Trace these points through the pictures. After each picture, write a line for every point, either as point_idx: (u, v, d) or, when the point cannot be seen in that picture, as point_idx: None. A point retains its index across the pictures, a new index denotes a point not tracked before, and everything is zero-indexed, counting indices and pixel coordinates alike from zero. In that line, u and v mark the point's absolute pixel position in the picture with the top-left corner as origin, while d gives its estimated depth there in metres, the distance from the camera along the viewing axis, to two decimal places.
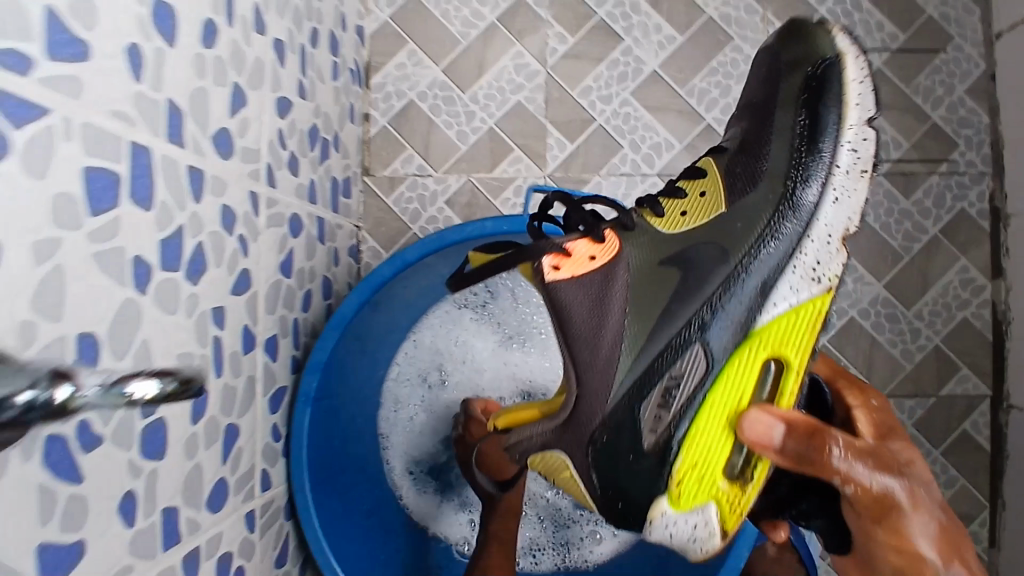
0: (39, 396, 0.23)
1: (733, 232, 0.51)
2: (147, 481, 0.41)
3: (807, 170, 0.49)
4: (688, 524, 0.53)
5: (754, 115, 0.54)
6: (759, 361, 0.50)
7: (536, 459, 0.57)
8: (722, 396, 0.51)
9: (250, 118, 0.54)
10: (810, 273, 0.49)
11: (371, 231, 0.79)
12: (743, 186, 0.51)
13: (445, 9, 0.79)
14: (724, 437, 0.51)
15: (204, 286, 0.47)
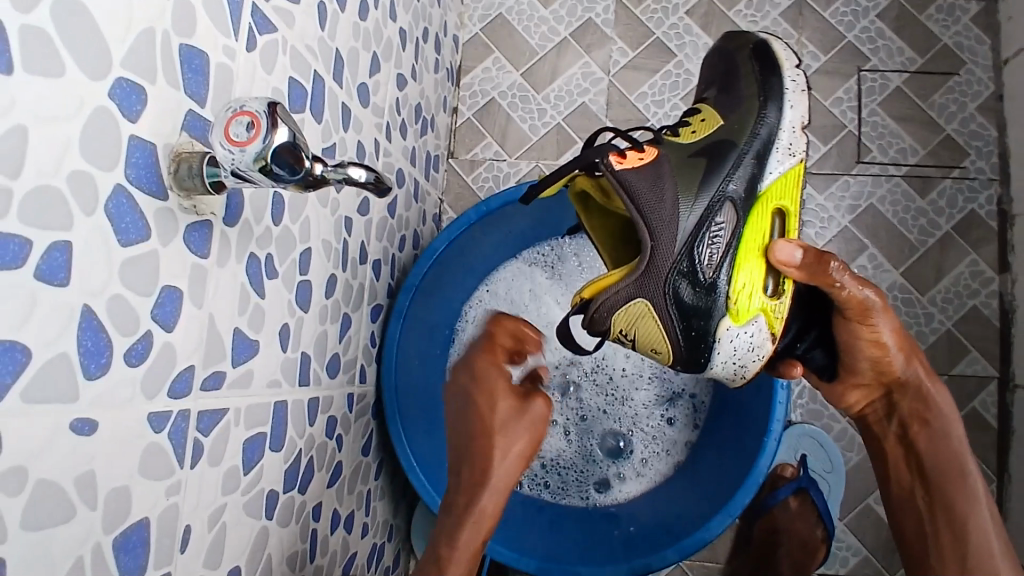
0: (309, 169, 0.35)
1: (734, 129, 0.64)
2: (297, 324, 0.54)
3: (769, 91, 0.65)
4: (750, 339, 0.64)
5: (723, 78, 0.70)
6: (771, 209, 0.64)
7: (620, 319, 0.63)
8: (752, 233, 0.63)
9: (381, 82, 0.69)
10: (787, 150, 0.64)
11: (452, 204, 0.93)
12: (729, 108, 0.66)
13: (527, 25, 0.95)
14: (759, 265, 0.63)
15: (344, 195, 0.61)
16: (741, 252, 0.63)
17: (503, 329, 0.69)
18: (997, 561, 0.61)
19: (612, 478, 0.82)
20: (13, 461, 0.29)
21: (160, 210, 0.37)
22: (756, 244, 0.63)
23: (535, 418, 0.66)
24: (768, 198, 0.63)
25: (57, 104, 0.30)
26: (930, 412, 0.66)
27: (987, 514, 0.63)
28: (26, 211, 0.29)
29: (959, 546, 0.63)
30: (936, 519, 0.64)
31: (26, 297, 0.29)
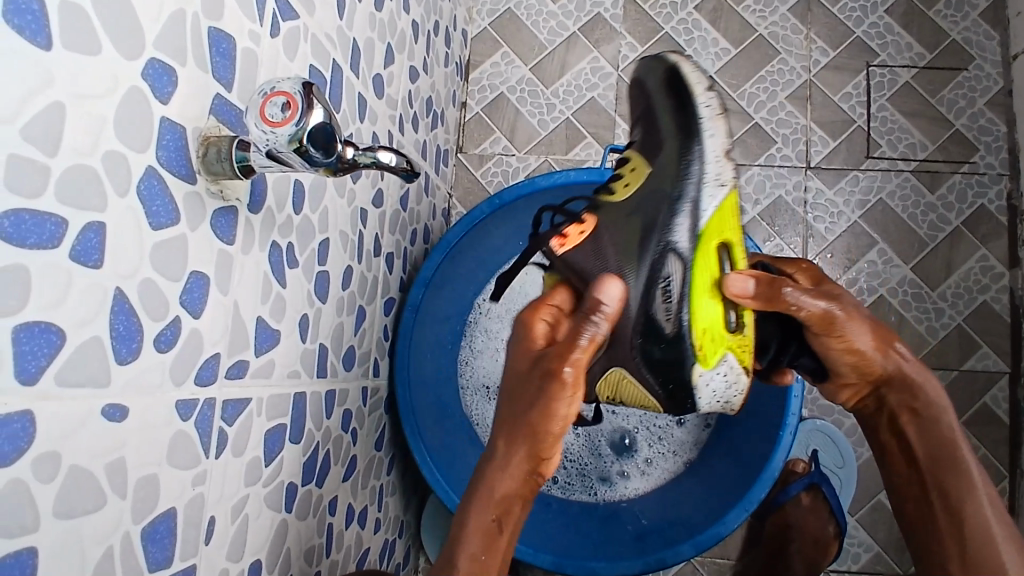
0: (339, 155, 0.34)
1: (660, 177, 0.54)
2: (316, 314, 0.54)
3: (688, 121, 0.54)
4: (727, 384, 0.58)
5: (645, 108, 0.58)
6: (714, 247, 0.54)
7: (602, 386, 0.60)
8: (702, 272, 0.53)
9: (394, 73, 0.69)
10: (716, 180, 0.53)
11: (460, 199, 0.93)
12: (650, 153, 0.55)
13: (536, 20, 0.95)
14: (715, 304, 0.55)
15: (360, 186, 0.61)
16: (697, 295, 0.54)
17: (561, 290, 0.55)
18: (1001, 550, 0.56)
19: (617, 475, 0.82)
20: (47, 445, 0.29)
21: (189, 195, 0.36)
22: (710, 282, 0.54)
23: (551, 408, 0.49)
24: (712, 238, 0.53)
25: (93, 82, 0.30)
26: (918, 402, 0.61)
27: (985, 499, 0.58)
28: (61, 190, 0.29)
29: (958, 532, 0.57)
30: (934, 507, 0.59)
31: (62, 277, 0.29)
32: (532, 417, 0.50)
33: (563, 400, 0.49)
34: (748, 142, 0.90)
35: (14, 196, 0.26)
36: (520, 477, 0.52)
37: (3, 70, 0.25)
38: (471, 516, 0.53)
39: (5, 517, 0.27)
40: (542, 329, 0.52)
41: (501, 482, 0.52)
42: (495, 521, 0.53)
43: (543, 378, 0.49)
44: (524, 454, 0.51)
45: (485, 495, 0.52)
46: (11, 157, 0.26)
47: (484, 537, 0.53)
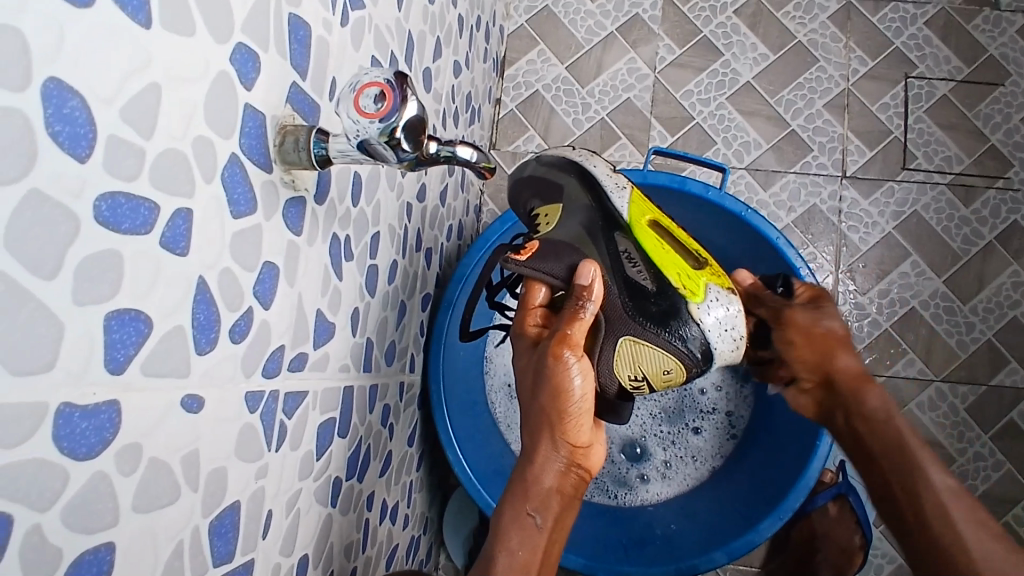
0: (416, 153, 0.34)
1: (575, 200, 0.63)
2: (365, 308, 0.53)
3: (572, 163, 0.66)
4: (728, 311, 0.60)
5: (526, 175, 0.68)
6: (645, 221, 0.64)
7: (619, 365, 0.58)
8: (648, 241, 0.62)
9: (441, 68, 0.68)
10: (616, 188, 0.65)
11: (492, 196, 0.92)
12: (555, 193, 0.65)
13: (573, 18, 0.95)
14: (674, 257, 0.62)
15: (409, 179, 0.60)
16: (650, 250, 0.61)
17: (538, 287, 0.55)
18: (955, 527, 0.50)
19: (636, 480, 0.81)
20: (130, 437, 0.27)
21: (265, 184, 0.36)
22: (658, 243, 0.63)
23: (554, 385, 0.48)
24: (637, 214, 0.64)
25: (188, 65, 0.29)
26: (865, 404, 0.59)
27: (938, 476, 0.53)
28: (155, 174, 0.27)
29: (915, 511, 0.52)
30: (895, 493, 0.54)
31: (151, 265, 0.28)
32: (542, 400, 0.49)
33: (570, 373, 0.48)
34: (784, 149, 0.90)
35: (112, 179, 0.25)
36: (554, 470, 0.50)
37: (107, 47, 0.24)
38: (506, 512, 0.50)
39: (89, 511, 0.26)
40: (535, 325, 0.55)
41: (532, 477, 0.50)
42: (536, 519, 0.50)
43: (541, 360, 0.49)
44: (550, 442, 0.50)
45: (523, 490, 0.50)
46: (109, 138, 0.25)
47: (524, 533, 0.49)
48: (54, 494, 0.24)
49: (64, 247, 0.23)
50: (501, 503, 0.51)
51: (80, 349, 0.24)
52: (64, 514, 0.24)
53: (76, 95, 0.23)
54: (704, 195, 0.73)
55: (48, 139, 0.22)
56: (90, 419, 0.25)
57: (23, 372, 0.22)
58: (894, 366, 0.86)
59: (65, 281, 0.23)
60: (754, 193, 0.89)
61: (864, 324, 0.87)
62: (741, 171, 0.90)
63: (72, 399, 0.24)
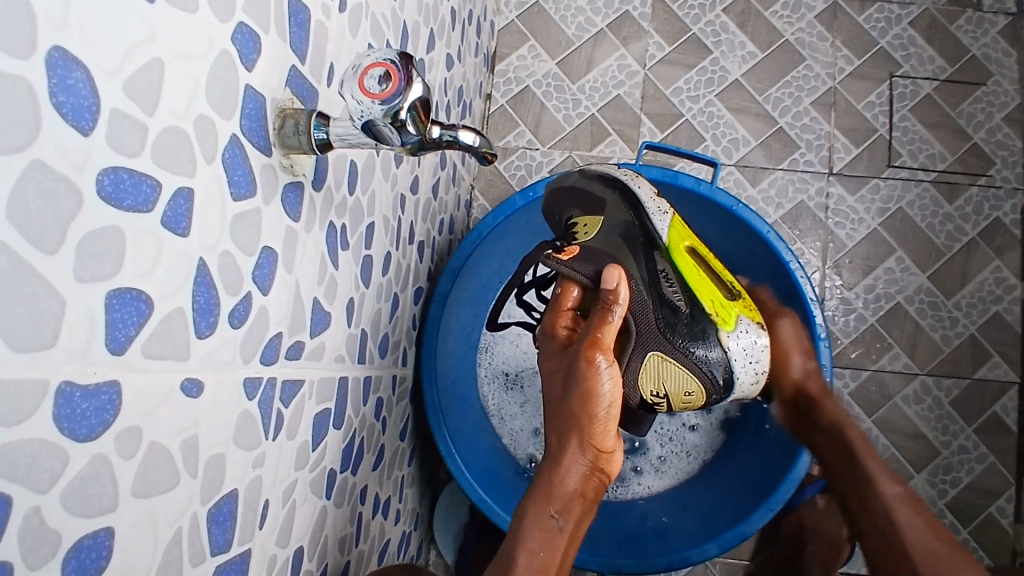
0: (421, 136, 0.34)
1: (615, 213, 0.64)
2: (360, 299, 0.53)
3: (615, 178, 0.67)
4: (755, 344, 0.63)
5: (563, 184, 0.68)
6: (683, 245, 0.66)
7: (643, 377, 0.62)
8: (686, 266, 0.64)
9: (434, 60, 0.68)
10: (658, 208, 0.65)
11: (483, 191, 0.92)
12: (596, 204, 0.65)
13: (564, 15, 0.95)
14: (708, 284, 0.64)
15: (403, 170, 0.60)
16: (688, 276, 0.63)
17: (572, 288, 0.56)
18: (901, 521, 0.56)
19: (630, 473, 0.80)
20: (129, 419, 0.27)
21: (264, 168, 0.35)
22: (695, 268, 0.65)
23: (584, 390, 0.49)
24: (676, 238, 0.65)
25: (190, 42, 0.28)
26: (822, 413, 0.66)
27: (893, 493, 0.58)
28: (157, 150, 0.27)
29: (865, 511, 0.59)
30: (854, 499, 0.60)
31: (154, 244, 0.27)
32: (570, 404, 0.50)
33: (602, 377, 0.49)
34: (772, 146, 0.91)
35: (115, 154, 0.25)
36: (578, 474, 0.50)
37: (112, 17, 0.23)
38: (529, 511, 0.50)
39: (88, 495, 0.25)
40: (565, 327, 0.55)
41: (557, 479, 0.50)
42: (558, 520, 0.50)
43: (573, 363, 0.50)
44: (577, 445, 0.50)
45: (546, 493, 0.50)
46: (112, 112, 0.24)
47: (545, 533, 0.50)
48: (54, 476, 0.23)
49: (67, 222, 0.23)
50: (522, 503, 0.52)
51: (82, 327, 0.24)
52: (65, 496, 0.24)
53: (81, 66, 0.22)
54: (696, 189, 0.74)
55: (53, 110, 0.22)
56: (91, 399, 0.24)
57: (25, 348, 0.21)
58: (880, 360, 0.87)
59: (68, 256, 0.23)
60: (742, 190, 0.90)
61: (850, 319, 0.88)
62: (730, 167, 0.91)
63: (73, 377, 0.24)
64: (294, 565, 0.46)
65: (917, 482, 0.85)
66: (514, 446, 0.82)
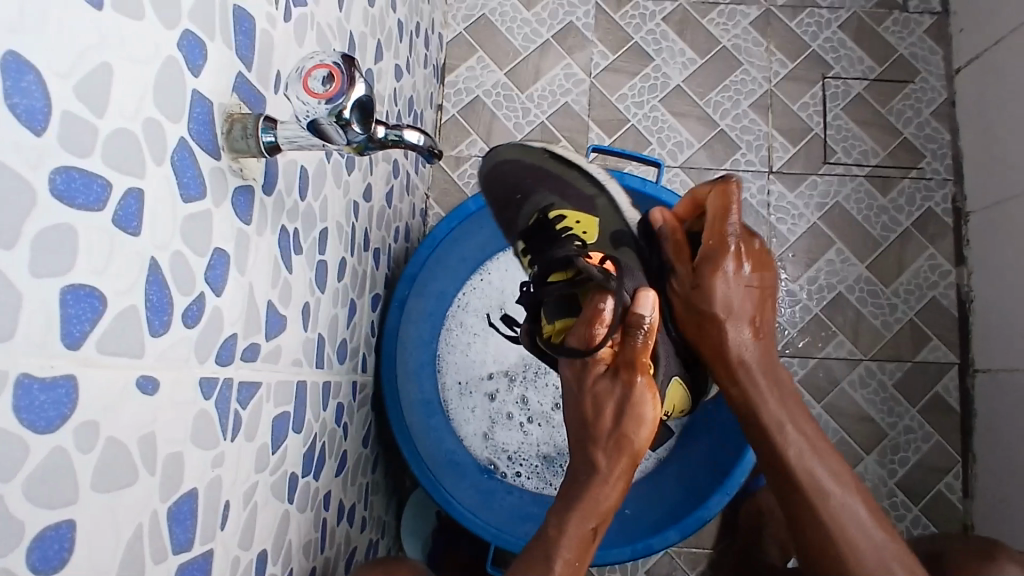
0: (363, 136, 0.35)
1: (610, 221, 0.69)
2: (316, 303, 0.53)
3: (600, 186, 0.71)
4: None
5: (548, 180, 0.72)
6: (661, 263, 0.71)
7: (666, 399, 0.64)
8: None
9: (383, 71, 0.69)
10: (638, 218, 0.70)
11: (438, 200, 0.94)
12: (585, 205, 0.70)
13: (510, 27, 0.97)
14: None
15: (355, 176, 0.61)
16: None
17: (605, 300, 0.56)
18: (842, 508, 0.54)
19: None
20: (87, 413, 0.27)
21: (213, 170, 0.36)
22: None
23: (636, 414, 0.53)
24: None
25: (138, 47, 0.29)
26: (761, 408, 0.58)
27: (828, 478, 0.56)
28: (107, 151, 0.28)
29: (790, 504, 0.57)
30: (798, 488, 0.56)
31: (106, 242, 0.28)
32: (623, 426, 0.54)
33: (647, 399, 0.54)
34: (715, 147, 0.95)
35: (67, 154, 0.25)
36: (619, 487, 0.55)
37: (61, 21, 0.24)
38: (573, 524, 0.53)
39: (47, 486, 0.25)
40: (609, 346, 0.56)
41: (601, 494, 0.54)
42: (595, 530, 0.54)
43: (626, 388, 0.54)
44: (621, 464, 0.54)
45: (590, 507, 0.54)
46: (64, 113, 0.25)
47: (582, 541, 0.53)
48: (15, 465, 0.24)
49: (21, 219, 0.23)
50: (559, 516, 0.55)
51: (38, 321, 0.24)
52: (25, 486, 0.24)
53: (33, 69, 0.23)
54: (641, 189, 0.77)
55: (7, 110, 0.22)
56: (49, 392, 0.25)
57: None
58: (825, 348, 0.91)
59: (23, 252, 0.24)
60: (688, 190, 0.94)
61: (796, 309, 0.92)
62: (676, 169, 0.94)
63: (31, 370, 0.24)
64: (258, 568, 0.46)
65: (868, 464, 0.89)
66: (474, 450, 0.84)
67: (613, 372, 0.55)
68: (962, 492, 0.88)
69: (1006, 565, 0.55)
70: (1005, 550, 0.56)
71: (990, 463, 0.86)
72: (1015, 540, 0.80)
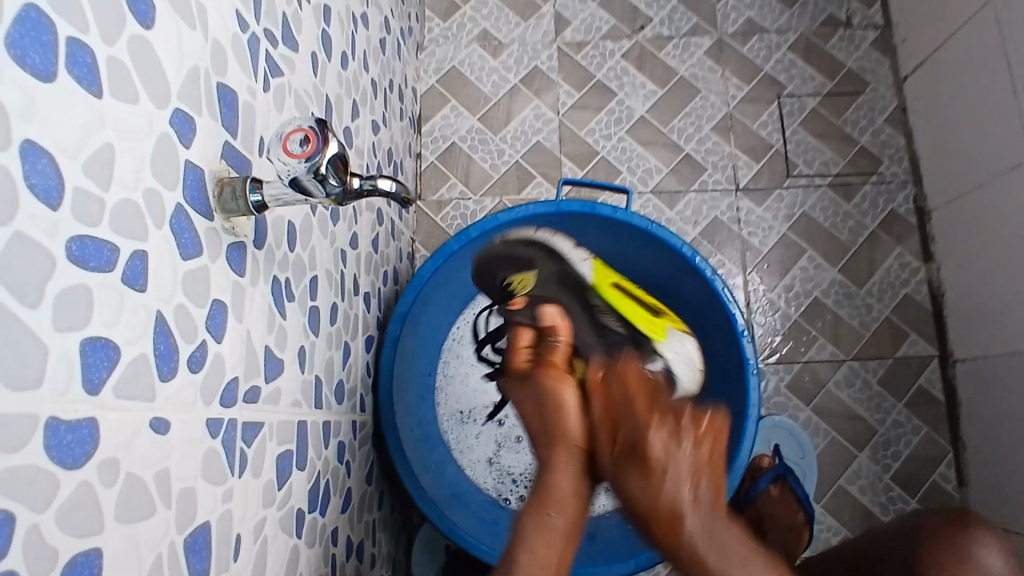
0: (339, 189, 0.40)
1: (552, 271, 0.78)
2: (311, 346, 0.57)
3: (545, 244, 0.79)
4: (683, 347, 0.80)
5: (499, 257, 0.78)
6: (608, 286, 0.82)
7: None
8: (624, 305, 0.81)
9: (360, 127, 0.74)
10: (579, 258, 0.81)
11: (424, 243, 0.98)
12: (529, 265, 0.78)
13: (480, 75, 1.03)
14: (642, 315, 0.81)
15: (340, 226, 0.65)
16: (630, 312, 0.80)
17: (523, 331, 0.71)
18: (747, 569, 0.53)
19: None
20: (107, 451, 0.31)
21: (208, 230, 0.40)
22: (621, 298, 0.81)
23: (556, 403, 0.61)
24: (603, 279, 0.82)
25: (136, 128, 0.33)
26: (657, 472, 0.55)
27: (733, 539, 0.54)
28: (114, 220, 0.32)
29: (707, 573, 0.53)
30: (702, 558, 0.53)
31: (117, 298, 0.32)
32: (552, 419, 0.60)
33: (563, 391, 0.62)
34: (682, 170, 1.00)
35: (79, 225, 0.29)
36: (572, 478, 0.57)
37: (66, 113, 0.29)
38: (528, 515, 0.55)
39: (76, 517, 0.29)
40: (524, 360, 0.68)
41: (558, 480, 0.57)
42: (555, 519, 0.55)
43: (551, 381, 0.63)
44: (563, 454, 0.58)
45: (547, 494, 0.56)
46: (75, 189, 0.29)
47: (543, 528, 0.54)
48: (48, 497, 0.27)
49: (44, 281, 0.27)
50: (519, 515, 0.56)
51: (63, 369, 0.28)
52: (57, 517, 0.28)
53: (46, 154, 0.27)
54: (613, 216, 0.81)
55: (28, 191, 0.26)
56: (74, 432, 0.29)
57: (17, 386, 0.26)
58: (808, 352, 0.94)
59: (46, 309, 0.27)
60: (662, 213, 0.98)
61: (776, 317, 0.96)
62: (648, 195, 0.99)
63: (57, 413, 0.28)
64: None
65: (862, 461, 0.91)
66: (476, 478, 0.85)
67: (529, 380, 0.64)
68: (957, 482, 0.90)
69: (979, 531, 0.57)
70: (976, 517, 0.59)
71: (979, 449, 0.88)
72: (1012, 523, 0.82)
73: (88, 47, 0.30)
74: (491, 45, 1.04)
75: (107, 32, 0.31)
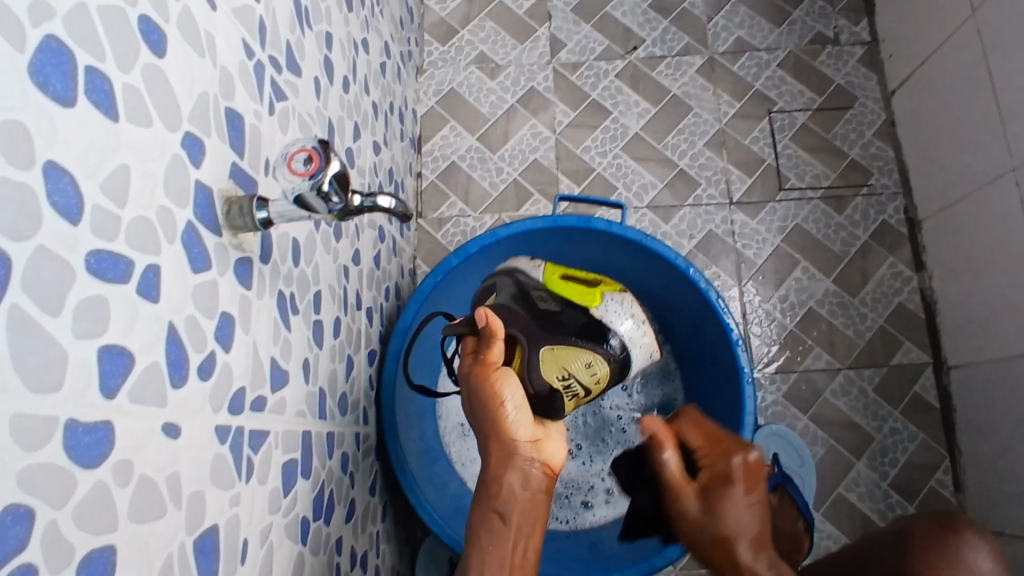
0: (342, 206, 0.42)
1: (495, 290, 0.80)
2: (315, 359, 0.59)
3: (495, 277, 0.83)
4: (621, 305, 0.80)
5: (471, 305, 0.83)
6: (549, 275, 0.82)
7: (548, 361, 0.70)
8: (566, 288, 0.80)
9: (361, 147, 0.77)
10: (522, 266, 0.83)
11: (425, 259, 1.00)
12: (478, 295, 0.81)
13: (478, 96, 1.06)
14: (581, 289, 0.80)
15: (343, 243, 0.67)
16: (568, 291, 0.79)
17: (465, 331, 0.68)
18: None
19: (582, 507, 0.88)
20: (122, 453, 0.33)
21: (217, 245, 0.42)
22: (562, 282, 0.81)
23: (486, 399, 0.61)
24: (551, 273, 0.82)
25: (150, 150, 0.36)
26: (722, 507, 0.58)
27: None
28: (129, 235, 0.34)
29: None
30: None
31: (131, 308, 0.34)
32: (487, 418, 0.61)
33: (491, 385, 0.62)
34: (677, 185, 1.02)
35: (97, 240, 0.31)
36: (513, 472, 0.58)
37: (85, 136, 0.31)
38: (477, 518, 0.57)
39: (92, 514, 0.31)
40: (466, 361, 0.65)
41: (497, 480, 0.58)
42: (502, 518, 0.56)
43: (478, 381, 0.62)
44: (500, 449, 0.59)
45: (487, 492, 0.58)
46: (94, 207, 0.31)
47: (489, 527, 0.56)
48: (66, 494, 0.29)
49: (64, 292, 0.29)
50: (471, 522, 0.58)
51: (81, 374, 0.30)
52: (75, 514, 0.30)
53: (67, 175, 0.30)
54: (608, 230, 0.83)
55: (50, 209, 0.29)
56: (91, 433, 0.30)
57: (39, 390, 0.28)
58: (804, 362, 0.96)
59: (66, 318, 0.29)
60: (657, 227, 1.01)
61: (772, 328, 0.97)
62: (643, 210, 1.01)
63: (76, 416, 0.30)
64: None
65: (860, 469, 0.92)
66: None
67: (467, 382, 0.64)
68: (954, 488, 0.91)
69: (969, 535, 0.58)
70: (964, 520, 0.59)
71: (974, 455, 0.89)
72: (1008, 527, 0.83)
73: (105, 76, 0.32)
74: (489, 67, 1.07)
75: (122, 62, 0.34)
